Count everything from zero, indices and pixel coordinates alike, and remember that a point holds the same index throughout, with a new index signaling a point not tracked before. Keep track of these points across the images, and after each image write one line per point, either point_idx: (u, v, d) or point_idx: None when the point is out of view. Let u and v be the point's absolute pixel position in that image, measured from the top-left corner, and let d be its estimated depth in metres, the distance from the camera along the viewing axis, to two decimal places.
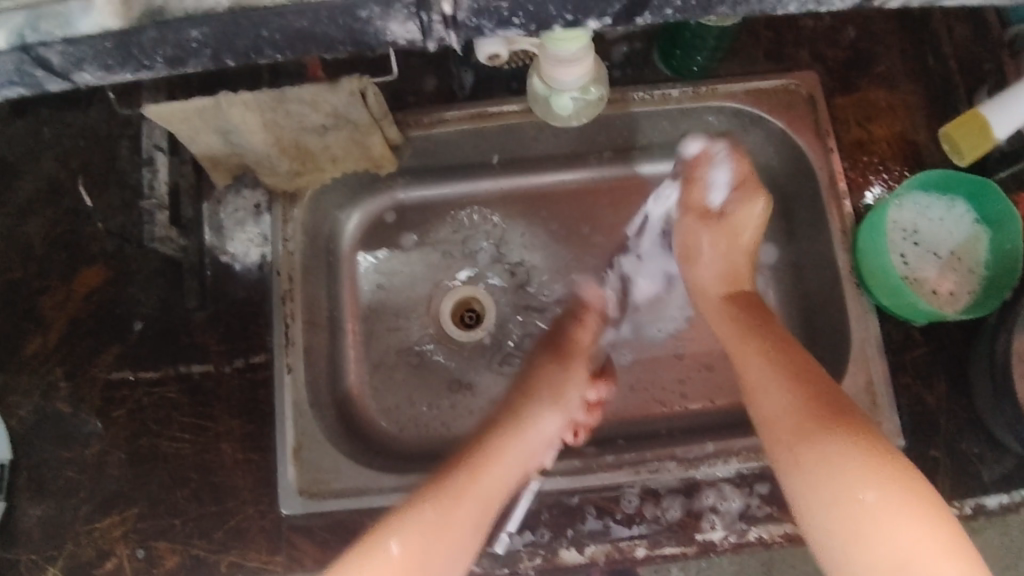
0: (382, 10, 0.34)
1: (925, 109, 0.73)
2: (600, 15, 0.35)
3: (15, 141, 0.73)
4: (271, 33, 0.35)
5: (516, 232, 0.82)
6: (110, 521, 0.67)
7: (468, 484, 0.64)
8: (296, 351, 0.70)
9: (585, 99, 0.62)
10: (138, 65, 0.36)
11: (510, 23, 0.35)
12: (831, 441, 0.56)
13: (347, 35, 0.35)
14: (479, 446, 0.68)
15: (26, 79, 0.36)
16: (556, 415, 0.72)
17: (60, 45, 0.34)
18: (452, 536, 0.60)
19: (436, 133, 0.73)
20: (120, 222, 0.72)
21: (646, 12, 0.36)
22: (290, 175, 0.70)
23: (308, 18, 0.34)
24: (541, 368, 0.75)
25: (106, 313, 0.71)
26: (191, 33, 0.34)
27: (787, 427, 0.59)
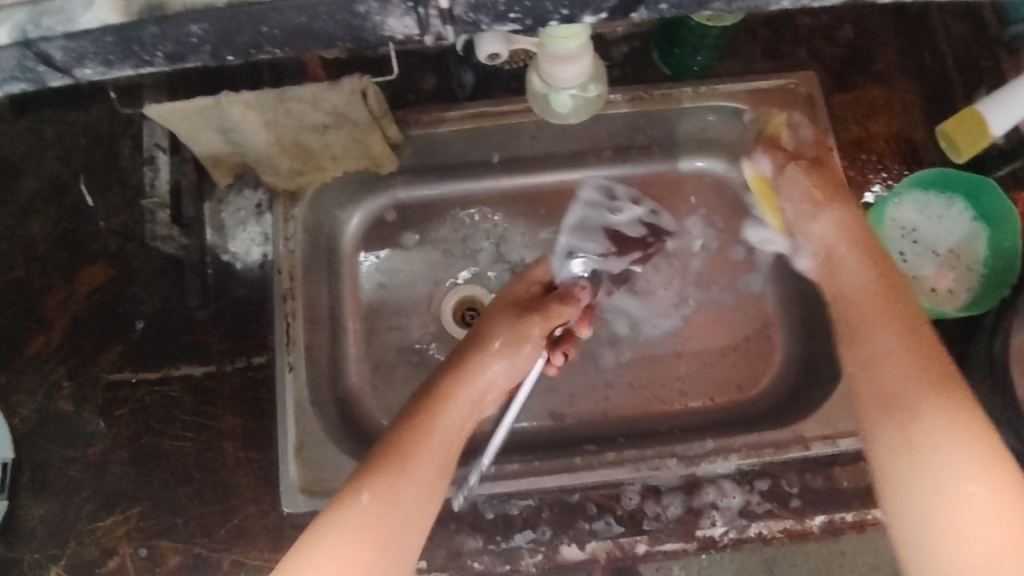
0: (379, 6, 0.34)
1: (922, 107, 0.73)
2: (595, 10, 0.35)
3: (17, 141, 0.74)
4: (270, 28, 0.35)
5: (517, 231, 0.82)
6: (112, 519, 0.67)
7: (425, 437, 0.60)
8: (298, 350, 0.70)
9: (583, 97, 0.63)
10: (139, 60, 0.36)
11: (507, 19, 0.35)
12: (914, 381, 0.52)
13: (346, 31, 0.35)
14: (432, 395, 0.64)
15: (27, 75, 0.36)
16: (501, 357, 0.69)
17: (61, 40, 0.34)
18: (411, 480, 0.57)
19: (437, 133, 0.73)
20: (122, 221, 0.73)
21: (641, 8, 0.36)
22: (290, 174, 0.71)
23: (307, 14, 0.34)
24: (480, 325, 0.72)
25: (108, 311, 0.71)
26: (192, 29, 0.34)
27: (875, 398, 0.54)
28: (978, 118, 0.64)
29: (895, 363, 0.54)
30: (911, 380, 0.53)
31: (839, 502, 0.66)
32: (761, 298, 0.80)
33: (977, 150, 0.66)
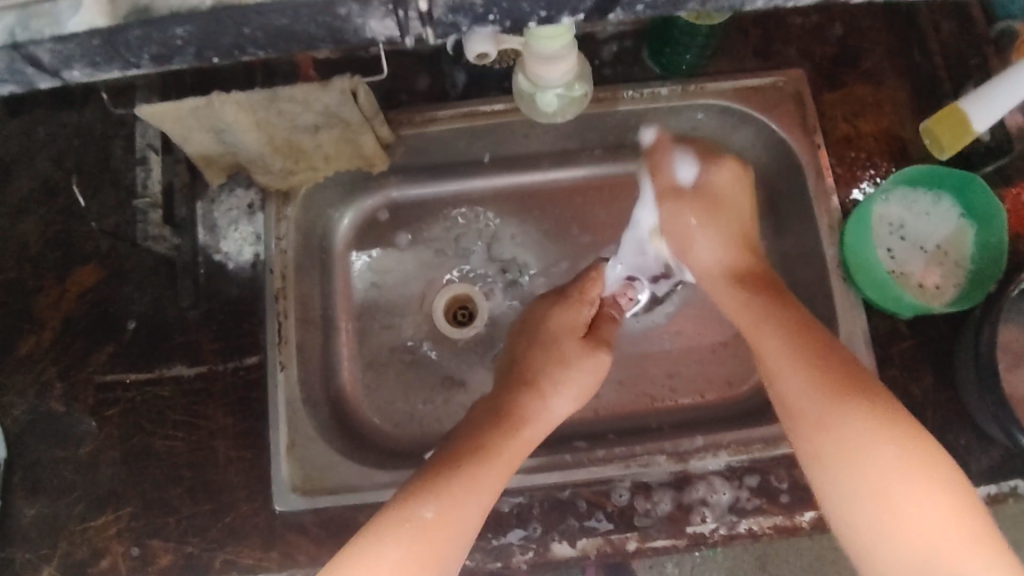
0: (360, 8, 0.34)
1: (911, 105, 0.73)
2: (572, 10, 0.36)
3: (10, 142, 0.74)
4: (254, 30, 0.35)
5: (508, 230, 0.82)
6: (103, 519, 0.68)
7: (487, 459, 0.61)
8: (289, 349, 0.71)
9: (569, 95, 0.63)
10: (125, 62, 0.36)
11: (486, 20, 0.36)
12: (825, 403, 0.58)
13: (328, 32, 0.36)
14: (494, 424, 0.65)
15: (15, 76, 0.36)
16: (570, 393, 0.69)
17: (48, 44, 0.34)
18: (470, 492, 0.58)
19: (431, 131, 0.73)
20: (113, 221, 0.73)
21: (618, 9, 0.36)
22: (282, 173, 0.71)
23: (288, 16, 0.34)
24: (532, 358, 0.72)
25: (99, 312, 0.71)
26: (176, 31, 0.35)
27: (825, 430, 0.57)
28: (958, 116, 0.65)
29: (799, 385, 0.60)
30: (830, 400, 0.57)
31: None
32: None
33: (961, 146, 0.66)
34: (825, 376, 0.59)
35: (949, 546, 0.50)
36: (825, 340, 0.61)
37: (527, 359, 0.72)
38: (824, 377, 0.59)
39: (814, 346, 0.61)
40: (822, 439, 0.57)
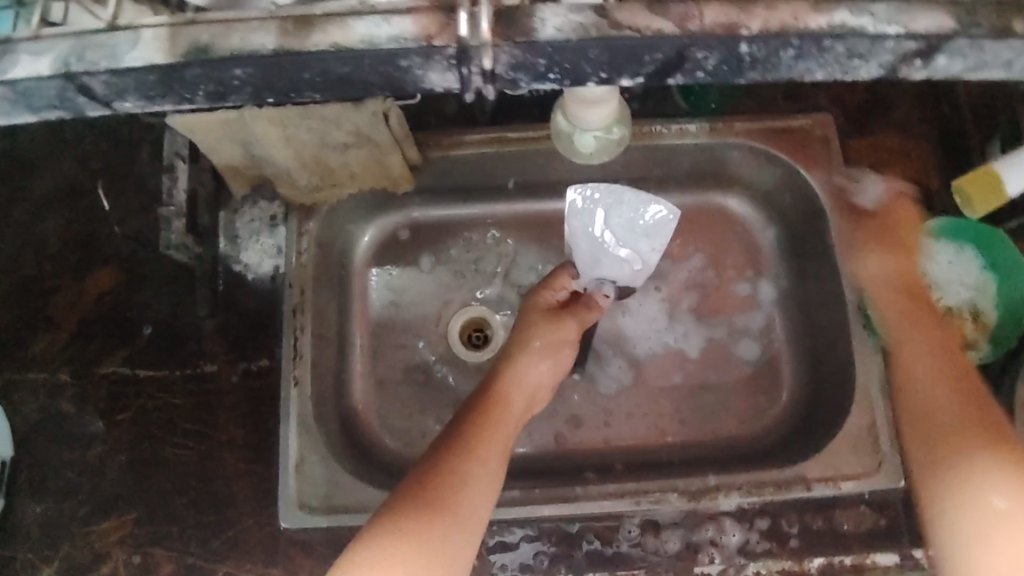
0: (422, 60, 0.35)
1: (939, 156, 0.73)
2: (635, 73, 0.36)
3: (38, 139, 0.75)
4: (312, 75, 0.35)
5: (527, 257, 0.82)
6: (108, 524, 0.68)
7: (466, 470, 0.59)
8: (304, 365, 0.70)
9: (607, 138, 0.60)
10: (178, 97, 0.36)
11: (545, 77, 0.36)
12: (973, 445, 0.57)
13: (385, 80, 0.36)
14: (457, 437, 0.62)
15: (66, 105, 0.36)
16: (545, 365, 0.71)
17: (104, 75, 0.35)
18: (463, 519, 0.57)
19: (457, 155, 0.74)
20: (137, 226, 0.73)
21: (679, 73, 0.36)
22: (308, 189, 0.71)
23: (351, 64, 0.35)
24: (523, 335, 0.73)
25: (117, 315, 0.72)
26: (236, 72, 0.35)
27: (955, 426, 0.59)
28: (987, 177, 0.64)
29: (944, 401, 0.60)
30: (958, 405, 0.60)
31: (836, 547, 0.66)
32: (768, 334, 0.79)
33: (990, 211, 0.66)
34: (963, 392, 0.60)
35: None
36: (954, 361, 0.63)
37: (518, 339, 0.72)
38: (966, 412, 0.59)
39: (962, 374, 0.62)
40: (959, 490, 0.55)
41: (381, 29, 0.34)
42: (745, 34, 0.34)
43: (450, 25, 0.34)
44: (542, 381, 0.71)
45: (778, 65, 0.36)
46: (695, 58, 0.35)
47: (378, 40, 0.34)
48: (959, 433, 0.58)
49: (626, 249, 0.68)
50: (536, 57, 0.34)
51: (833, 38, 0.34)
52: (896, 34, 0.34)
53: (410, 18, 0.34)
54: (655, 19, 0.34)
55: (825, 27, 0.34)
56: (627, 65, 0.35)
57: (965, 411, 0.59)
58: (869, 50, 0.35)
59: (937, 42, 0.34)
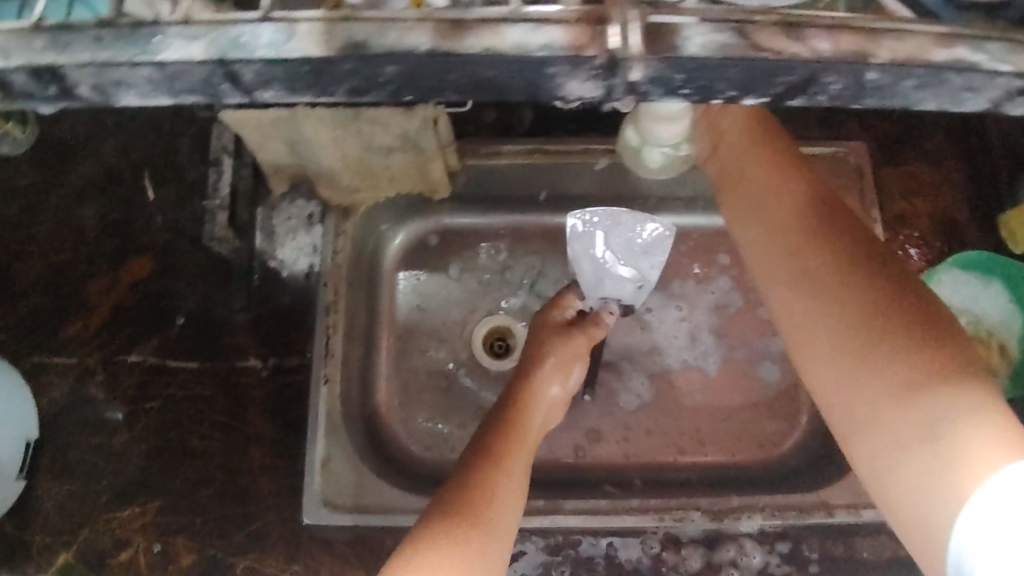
0: (568, 67, 0.31)
1: (965, 191, 0.75)
2: (759, 93, 0.33)
3: (77, 125, 0.75)
4: (460, 78, 0.33)
5: (554, 271, 0.82)
6: (130, 511, 0.68)
7: (497, 482, 0.59)
8: (335, 363, 0.70)
9: (674, 155, 0.70)
10: (320, 90, 0.34)
11: (677, 93, 0.33)
12: (910, 375, 0.47)
13: (528, 88, 0.33)
14: (487, 449, 0.62)
15: (208, 90, 0.33)
16: (558, 376, 0.71)
17: (257, 64, 0.32)
18: (498, 528, 0.57)
19: (493, 165, 0.75)
20: (175, 217, 0.74)
21: (800, 96, 0.33)
22: (348, 188, 0.71)
23: (499, 69, 0.32)
24: (532, 349, 0.72)
25: (150, 304, 0.72)
26: (387, 69, 0.32)
27: (875, 318, 0.50)
28: None
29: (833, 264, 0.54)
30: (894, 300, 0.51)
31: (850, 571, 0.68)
32: (789, 359, 0.80)
33: None
34: (858, 269, 0.53)
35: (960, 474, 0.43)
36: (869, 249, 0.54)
37: (529, 354, 0.72)
38: (863, 338, 0.50)
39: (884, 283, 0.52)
40: (924, 417, 0.45)
41: (534, 37, 0.31)
42: (872, 64, 0.31)
43: (600, 37, 0.31)
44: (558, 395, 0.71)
45: (894, 94, 0.33)
46: (821, 82, 0.32)
47: (531, 47, 0.31)
48: (876, 326, 0.50)
49: (628, 268, 0.67)
50: (675, 72, 0.31)
51: (954, 73, 0.31)
52: (1005, 73, 0.31)
53: (561, 26, 0.31)
54: (784, 40, 0.31)
55: (947, 62, 0.31)
56: (757, 83, 0.32)
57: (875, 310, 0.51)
58: None
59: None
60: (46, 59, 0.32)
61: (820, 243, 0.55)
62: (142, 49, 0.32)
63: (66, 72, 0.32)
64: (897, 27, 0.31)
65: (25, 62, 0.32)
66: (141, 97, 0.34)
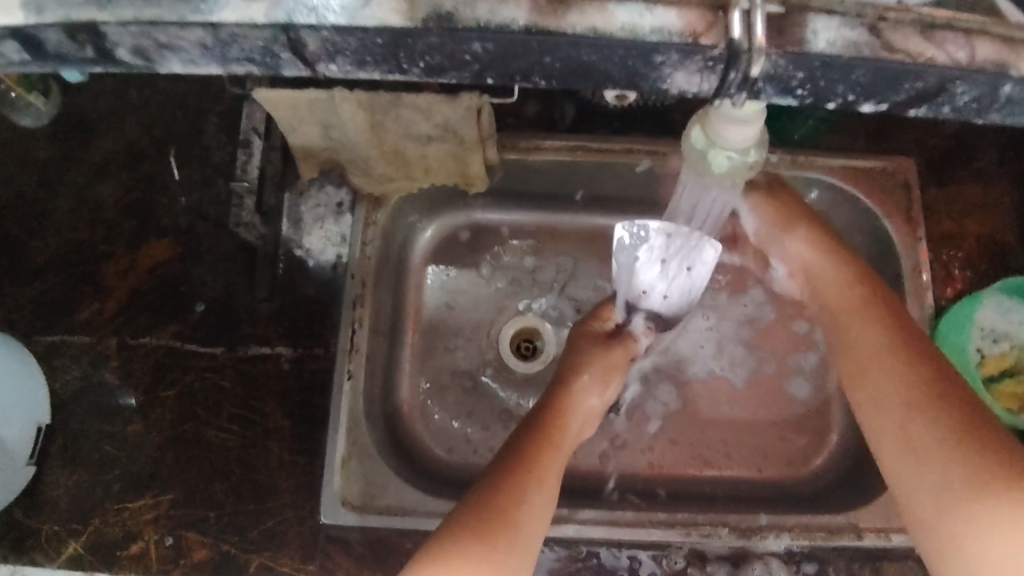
0: (677, 58, 0.33)
1: (1018, 211, 0.72)
2: (882, 99, 0.34)
3: (101, 98, 0.73)
4: (551, 60, 0.34)
5: (586, 272, 0.80)
6: (142, 502, 0.65)
7: (530, 489, 0.56)
8: (359, 359, 0.67)
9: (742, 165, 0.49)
10: (387, 66, 0.35)
11: (790, 92, 0.34)
12: (959, 512, 0.49)
13: (626, 76, 0.35)
14: (523, 452, 0.59)
15: (264, 58, 0.35)
16: (599, 386, 0.68)
17: (325, 31, 0.33)
18: (515, 547, 0.54)
19: (531, 160, 0.72)
20: (198, 198, 0.72)
21: (923, 105, 0.35)
22: (381, 177, 0.69)
23: (600, 54, 0.33)
24: (570, 357, 0.69)
25: (169, 289, 0.70)
26: (473, 46, 0.34)
27: (929, 463, 0.51)
28: None
29: (903, 408, 0.54)
30: (952, 446, 0.50)
31: None
32: (826, 374, 0.77)
33: None
34: (936, 418, 0.52)
35: None
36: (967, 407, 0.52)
37: (568, 359, 0.69)
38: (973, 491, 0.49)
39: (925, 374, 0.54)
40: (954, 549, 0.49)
41: (645, 19, 0.33)
42: (1010, 76, 0.33)
43: (720, 27, 0.32)
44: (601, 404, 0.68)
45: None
46: (952, 92, 0.34)
47: (641, 30, 0.33)
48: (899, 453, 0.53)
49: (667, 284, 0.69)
50: (797, 69, 0.33)
51: None
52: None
53: (676, 12, 0.33)
54: (924, 46, 0.32)
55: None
56: (882, 91, 0.34)
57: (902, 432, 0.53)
58: None
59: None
60: (85, 15, 0.34)
61: (911, 386, 0.54)
62: (197, 8, 0.33)
63: (107, 30, 0.34)
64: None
65: (67, 18, 0.34)
66: (186, 63, 0.36)
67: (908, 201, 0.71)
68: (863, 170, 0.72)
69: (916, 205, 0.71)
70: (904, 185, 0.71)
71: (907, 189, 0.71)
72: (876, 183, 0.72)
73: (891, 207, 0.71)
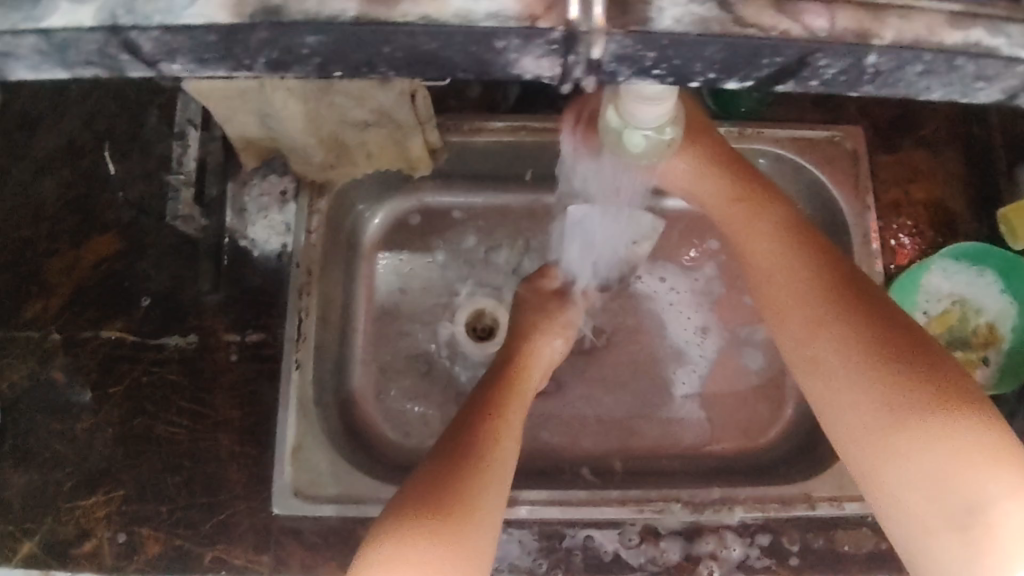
0: (520, 42, 0.30)
1: (965, 176, 0.72)
2: (743, 76, 0.31)
3: (40, 94, 0.72)
4: (391, 50, 0.30)
5: (539, 251, 0.79)
6: (93, 499, 0.65)
7: (499, 425, 0.57)
8: (307, 348, 0.67)
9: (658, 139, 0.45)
10: (237, 63, 0.32)
11: (647, 73, 0.31)
12: (891, 418, 0.47)
13: (473, 63, 0.31)
14: (482, 414, 0.57)
15: (106, 61, 0.32)
16: (555, 335, 0.69)
17: (156, 31, 0.30)
18: (498, 478, 0.54)
19: (476, 142, 0.72)
20: (140, 192, 0.71)
21: (790, 80, 0.31)
22: (321, 166, 0.68)
23: (439, 41, 0.30)
24: (523, 315, 0.70)
25: (113, 284, 0.69)
26: (307, 39, 0.30)
27: (858, 378, 0.49)
28: None
29: (828, 337, 0.52)
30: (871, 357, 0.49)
31: (836, 567, 0.65)
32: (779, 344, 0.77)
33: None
34: (857, 339, 0.51)
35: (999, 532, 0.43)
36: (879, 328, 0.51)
37: (524, 316, 0.70)
38: (897, 398, 0.47)
39: (854, 318, 0.52)
40: (891, 456, 0.47)
41: (479, 5, 0.29)
42: (873, 45, 0.29)
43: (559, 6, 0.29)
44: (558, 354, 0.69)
45: (900, 81, 0.31)
46: (814, 65, 0.30)
47: (475, 15, 0.29)
48: (823, 375, 0.52)
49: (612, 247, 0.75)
50: (645, 48, 0.29)
51: (967, 57, 0.30)
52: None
53: None
54: (772, 16, 0.29)
55: (959, 44, 0.29)
56: (740, 66, 0.30)
57: (836, 354, 0.51)
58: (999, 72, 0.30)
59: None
60: None
61: (835, 315, 0.52)
62: (27, 15, 0.30)
63: None
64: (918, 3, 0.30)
65: None
66: (34, 69, 0.32)
67: (857, 170, 0.70)
68: (809, 138, 0.72)
69: (864, 173, 0.70)
70: (853, 152, 0.71)
71: (855, 157, 0.71)
72: (825, 153, 0.71)
73: (840, 176, 0.71)
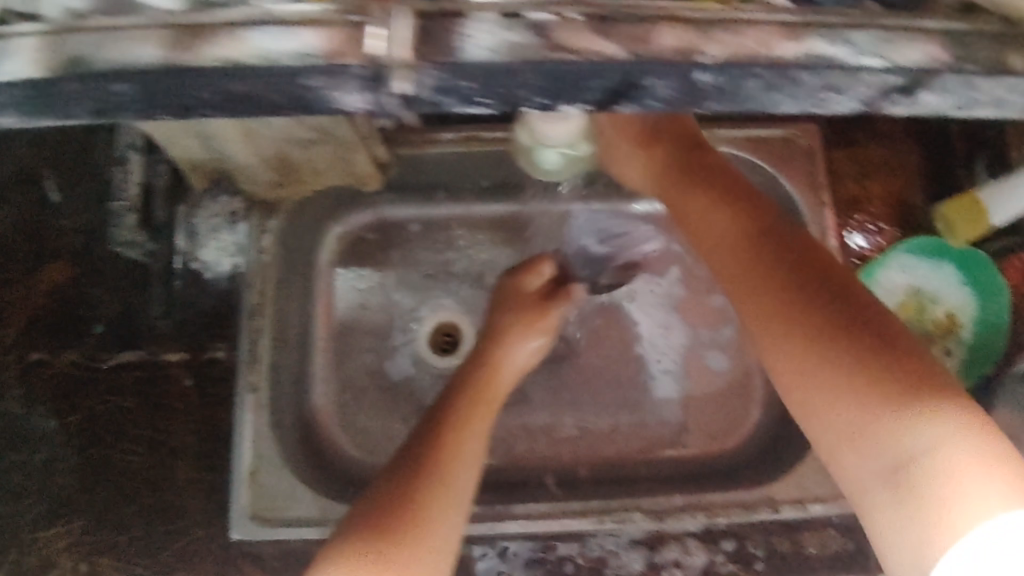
0: (329, 78, 0.29)
1: (922, 170, 0.71)
2: (576, 101, 0.31)
3: None
4: (207, 94, 0.30)
5: (500, 261, 0.78)
6: (54, 531, 0.65)
7: (459, 425, 0.56)
8: (261, 371, 0.66)
9: None
10: (63, 115, 0.31)
11: (477, 100, 0.31)
12: (842, 387, 0.40)
13: (293, 101, 0.30)
14: (443, 415, 0.56)
15: None
16: (529, 338, 0.67)
17: None
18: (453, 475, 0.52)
19: (429, 154, 0.72)
20: (87, 220, 0.70)
21: (627, 103, 0.31)
22: (270, 184, 0.67)
23: (246, 83, 0.29)
24: (494, 319, 0.69)
25: (67, 314, 0.69)
26: (117, 87, 0.29)
27: (802, 348, 0.43)
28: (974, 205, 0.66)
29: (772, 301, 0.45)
30: (823, 324, 0.43)
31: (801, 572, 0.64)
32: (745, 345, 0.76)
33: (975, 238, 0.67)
34: (804, 303, 0.44)
35: (953, 504, 0.35)
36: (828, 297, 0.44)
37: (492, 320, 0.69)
38: (850, 369, 0.41)
39: (807, 284, 0.44)
40: (848, 429, 0.40)
41: (279, 41, 0.28)
42: (700, 61, 0.29)
43: (358, 39, 0.28)
44: (534, 350, 0.68)
45: (743, 97, 0.31)
46: (643, 86, 0.30)
47: (273, 55, 0.28)
48: (769, 342, 0.45)
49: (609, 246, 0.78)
50: (458, 78, 0.29)
51: (804, 69, 0.29)
52: (878, 68, 0.29)
53: (312, 28, 0.28)
54: (598, 39, 0.29)
55: (795, 56, 0.29)
56: (566, 89, 0.30)
57: (778, 321, 0.44)
58: (849, 82, 0.30)
59: (926, 79, 0.30)
60: None
61: (783, 278, 0.46)
62: None
63: None
64: (739, 17, 0.29)
65: None
66: None
67: (814, 165, 0.69)
68: (763, 136, 0.70)
69: (821, 169, 0.69)
70: (809, 148, 0.70)
71: (810, 153, 0.70)
72: (782, 151, 0.70)
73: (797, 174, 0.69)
